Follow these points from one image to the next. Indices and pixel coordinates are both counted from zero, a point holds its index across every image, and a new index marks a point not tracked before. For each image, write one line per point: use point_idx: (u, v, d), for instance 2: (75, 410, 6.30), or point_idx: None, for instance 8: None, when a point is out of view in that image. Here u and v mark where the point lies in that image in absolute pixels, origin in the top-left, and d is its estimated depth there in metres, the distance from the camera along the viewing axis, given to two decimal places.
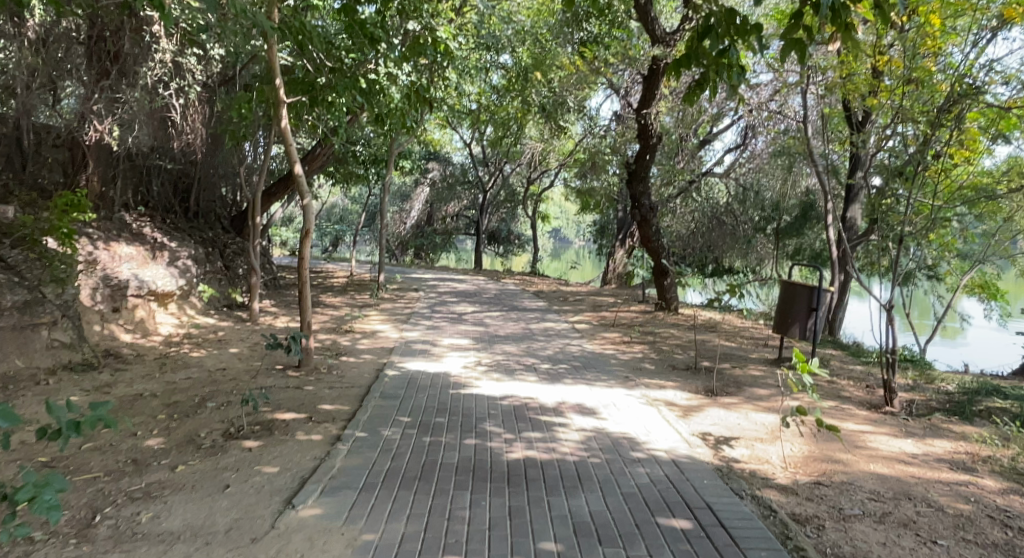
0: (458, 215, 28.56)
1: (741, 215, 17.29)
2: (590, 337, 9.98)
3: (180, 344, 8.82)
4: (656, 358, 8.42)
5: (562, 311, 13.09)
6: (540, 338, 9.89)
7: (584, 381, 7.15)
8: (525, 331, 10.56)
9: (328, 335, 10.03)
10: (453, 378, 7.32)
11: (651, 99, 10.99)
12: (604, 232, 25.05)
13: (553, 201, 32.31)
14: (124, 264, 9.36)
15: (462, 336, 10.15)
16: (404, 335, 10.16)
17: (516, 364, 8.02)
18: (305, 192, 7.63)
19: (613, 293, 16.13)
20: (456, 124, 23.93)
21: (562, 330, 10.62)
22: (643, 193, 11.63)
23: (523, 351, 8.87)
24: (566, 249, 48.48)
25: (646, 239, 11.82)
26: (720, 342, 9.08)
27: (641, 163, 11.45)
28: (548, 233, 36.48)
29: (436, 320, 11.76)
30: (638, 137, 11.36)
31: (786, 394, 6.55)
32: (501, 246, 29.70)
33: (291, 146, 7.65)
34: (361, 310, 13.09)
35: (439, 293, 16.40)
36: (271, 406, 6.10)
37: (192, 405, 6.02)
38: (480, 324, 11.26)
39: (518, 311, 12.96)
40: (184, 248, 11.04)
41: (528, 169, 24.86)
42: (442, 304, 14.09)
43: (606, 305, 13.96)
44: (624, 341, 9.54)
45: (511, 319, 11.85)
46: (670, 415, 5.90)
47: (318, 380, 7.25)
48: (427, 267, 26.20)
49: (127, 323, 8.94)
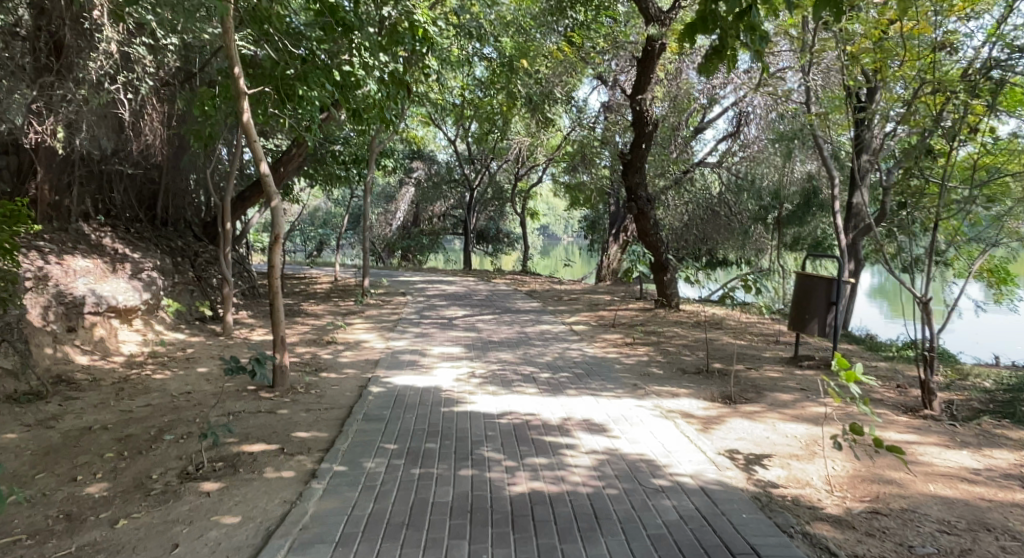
0: (445, 215, 27.86)
1: (737, 205, 16.66)
2: (590, 339, 9.32)
3: (144, 364, 8.11)
4: (663, 360, 7.76)
5: (557, 312, 12.44)
6: (536, 343, 9.20)
7: (588, 392, 6.48)
8: (519, 336, 9.87)
9: (307, 348, 9.32)
10: (444, 394, 6.62)
11: (646, 85, 10.33)
12: (595, 227, 24.41)
13: (542, 197, 31.63)
14: (80, 279, 8.67)
15: (453, 344, 9.45)
16: (391, 345, 9.46)
17: (513, 374, 7.34)
18: (274, 193, 6.84)
19: (608, 291, 15.52)
20: (439, 121, 23.25)
21: (560, 333, 9.95)
22: (639, 184, 10.97)
23: (519, 358, 8.18)
24: (557, 245, 47.85)
25: (644, 232, 11.14)
26: (730, 341, 8.45)
27: (637, 154, 10.77)
28: (538, 229, 35.83)
29: (424, 326, 11.05)
30: (633, 126, 10.67)
31: (814, 398, 5.91)
32: (489, 245, 29.02)
33: (256, 143, 6.85)
34: (345, 318, 12.37)
35: (428, 297, 15.69)
36: (238, 436, 5.40)
37: (146, 438, 5.32)
38: (471, 330, 10.57)
39: (511, 313, 12.29)
40: (149, 259, 10.32)
41: (515, 165, 24.17)
42: (432, 309, 13.39)
43: (603, 303, 13.34)
44: (626, 343, 8.87)
45: (504, 323, 11.17)
46: (689, 429, 5.24)
47: (293, 401, 6.55)
48: (414, 269, 25.53)
49: (84, 343, 8.22)
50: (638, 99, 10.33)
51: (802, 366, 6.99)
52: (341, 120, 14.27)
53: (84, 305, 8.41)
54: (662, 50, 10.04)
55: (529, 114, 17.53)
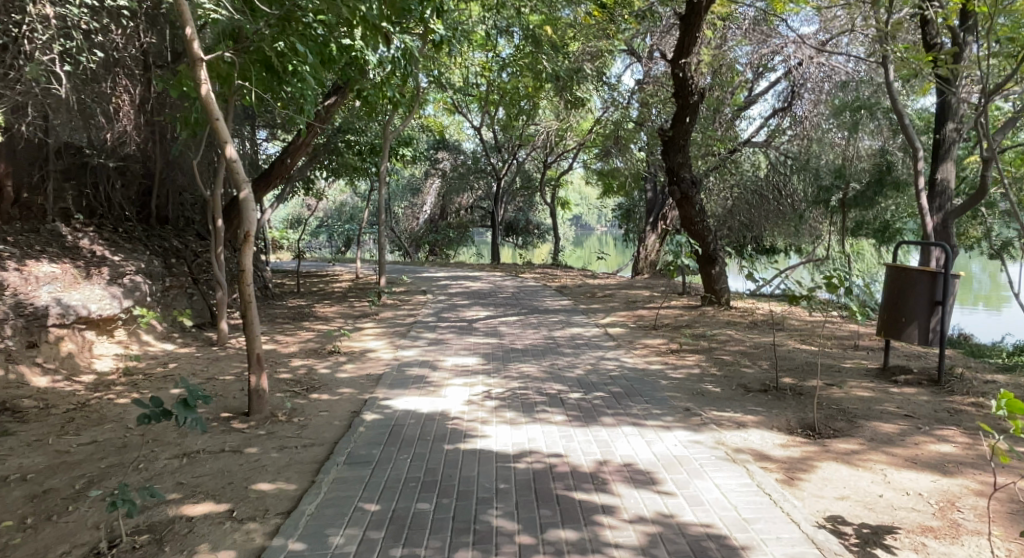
0: (473, 207, 26.67)
1: (788, 189, 14.88)
2: (629, 348, 7.98)
3: (113, 385, 7.05)
4: (720, 375, 6.37)
5: (591, 312, 11.10)
6: (566, 352, 7.88)
7: (629, 419, 5.16)
8: (546, 343, 8.57)
9: (304, 360, 8.16)
10: (451, 424, 5.35)
11: (690, 46, 8.90)
12: (630, 216, 22.94)
13: (573, 185, 30.20)
14: (44, 287, 7.66)
15: (469, 354, 8.19)
16: (399, 356, 8.24)
17: (536, 395, 6.04)
18: (242, 182, 5.62)
19: (648, 285, 14.15)
20: (463, 106, 22.02)
21: (593, 338, 8.63)
22: (684, 164, 9.54)
23: (545, 373, 6.88)
24: (591, 236, 46.28)
25: (689, 220, 9.71)
26: (799, 347, 7.03)
27: (680, 130, 9.34)
28: (570, 219, 34.40)
29: (440, 331, 9.81)
30: (674, 95, 9.26)
31: (929, 431, 4.50)
32: (519, 237, 27.72)
33: (218, 122, 5.62)
34: (355, 322, 11.22)
35: (449, 296, 14.47)
36: (182, 492, 4.25)
37: (66, 495, 4.20)
38: (493, 335, 9.31)
39: (539, 315, 11.00)
40: (131, 262, 9.27)
41: (544, 153, 22.85)
42: (453, 310, 12.17)
43: (642, 301, 11.96)
44: (672, 351, 7.51)
45: (531, 326, 9.88)
46: (769, 480, 3.90)
47: (268, 435, 5.35)
48: (440, 264, 24.38)
49: (47, 361, 7.20)
50: (679, 68, 8.99)
51: (898, 381, 5.55)
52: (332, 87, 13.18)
53: (47, 316, 7.39)
54: (710, 3, 8.62)
55: (558, 95, 16.23)
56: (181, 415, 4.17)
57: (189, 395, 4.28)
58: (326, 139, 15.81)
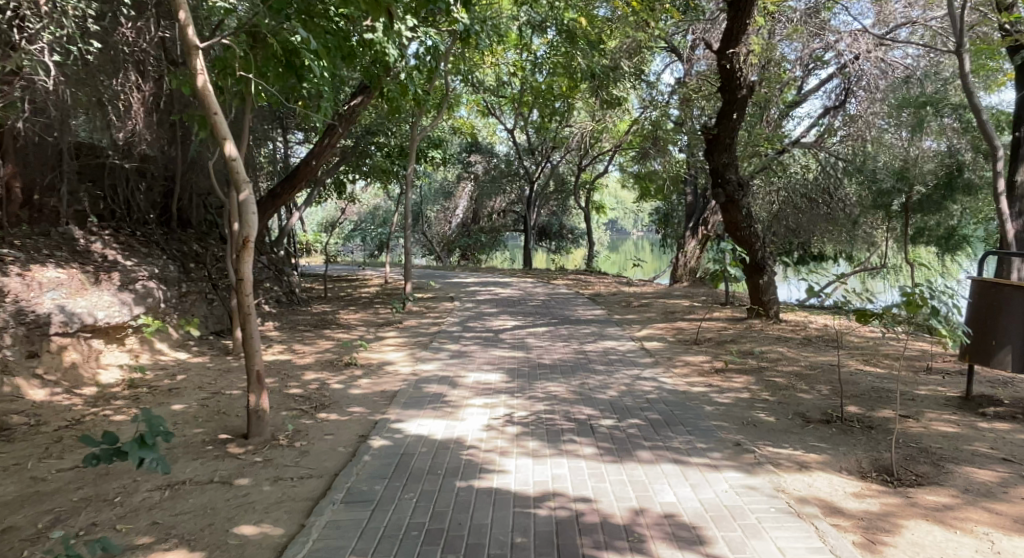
0: (506, 211, 26.19)
1: (840, 192, 14.09)
2: (668, 367, 7.28)
3: (114, 399, 6.60)
4: (772, 400, 5.65)
5: (626, 323, 10.42)
6: (598, 371, 7.23)
7: (670, 454, 4.50)
8: (577, 359, 7.93)
9: (318, 374, 7.64)
10: (467, 454, 4.75)
11: (738, 36, 8.21)
12: (668, 221, 22.18)
13: (608, 190, 29.52)
14: (47, 293, 7.29)
15: (493, 370, 7.59)
16: (418, 370, 7.68)
17: (563, 420, 5.41)
18: (242, 183, 5.13)
19: (687, 294, 13.40)
20: (496, 107, 21.56)
21: (628, 354, 7.96)
22: (730, 164, 8.84)
23: (574, 395, 6.24)
24: (626, 240, 45.37)
25: (734, 225, 8.98)
26: (861, 368, 6.27)
27: (725, 128, 8.64)
28: (605, 224, 33.62)
29: (464, 343, 9.24)
30: (720, 89, 8.55)
31: None
32: (552, 242, 27.08)
33: (217, 117, 5.14)
34: (378, 331, 10.73)
35: (477, 303, 13.91)
36: (154, 536, 3.73)
37: (25, 536, 3.74)
38: (520, 349, 8.70)
39: (570, 325, 10.35)
40: (145, 267, 8.86)
41: (578, 155, 22.22)
42: (479, 318, 11.59)
43: (680, 312, 11.24)
44: (716, 370, 6.80)
45: (561, 338, 9.25)
46: (842, 545, 3.22)
47: (265, 462, 4.82)
48: (472, 268, 23.90)
49: (48, 372, 6.80)
50: (725, 61, 8.33)
51: (986, 414, 4.79)
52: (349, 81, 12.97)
53: (49, 324, 7.01)
54: None
55: (593, 95, 15.63)
56: (133, 455, 3.62)
57: (147, 431, 3.73)
58: (353, 141, 15.45)
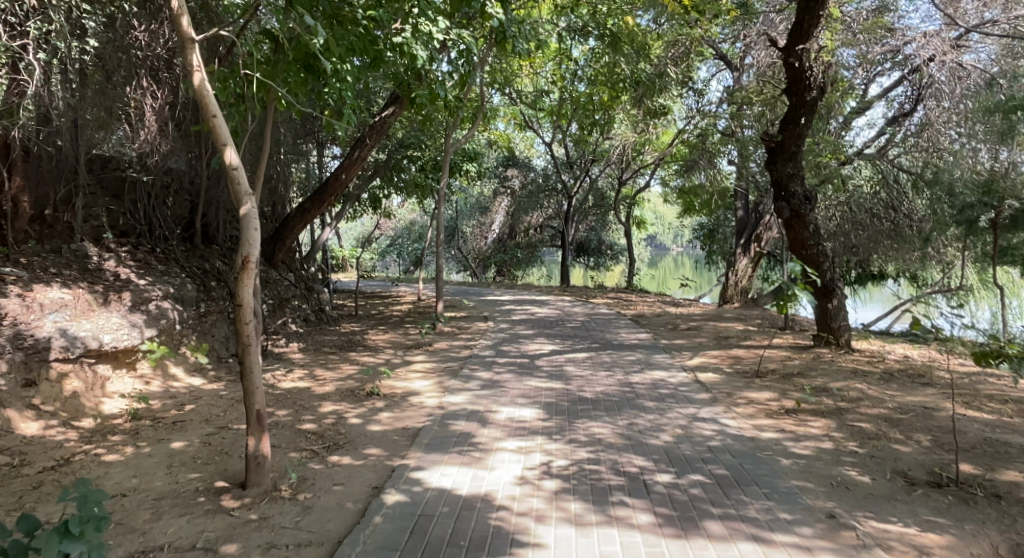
0: (543, 226, 25.51)
1: (906, 206, 13.35)
2: (728, 407, 6.43)
3: (113, 433, 5.99)
4: (860, 455, 4.83)
5: (675, 351, 9.56)
6: (647, 410, 6.42)
7: (748, 531, 3.70)
8: (623, 393, 7.13)
9: (338, 405, 6.97)
10: (497, 517, 4.01)
11: (808, 34, 7.46)
12: (712, 237, 21.22)
13: (648, 205, 28.61)
14: (49, 315, 6.74)
15: (529, 406, 6.83)
16: (447, 404, 6.96)
17: (610, 473, 4.63)
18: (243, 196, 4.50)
19: (739, 318, 12.45)
20: (534, 118, 20.90)
21: (681, 389, 7.14)
22: (795, 175, 8.04)
23: (622, 440, 5.46)
24: (666, 256, 44.19)
25: (799, 242, 8.23)
26: (962, 415, 5.40)
27: (790, 133, 7.85)
28: (646, 239, 32.65)
29: (497, 372, 8.51)
30: (787, 91, 7.77)
31: None
32: (591, 258, 26.20)
33: (217, 122, 4.51)
34: (406, 355, 10.08)
35: (513, 323, 13.19)
36: None
37: None
38: (559, 380, 7.92)
39: (613, 352, 9.54)
40: (159, 286, 8.30)
41: (619, 169, 21.40)
42: (515, 342, 10.86)
43: (732, 338, 10.34)
44: (787, 411, 6.03)
45: (603, 368, 8.46)
46: None
47: (261, 521, 4.15)
48: (507, 285, 23.19)
49: (45, 403, 6.22)
50: (793, 59, 7.53)
51: None
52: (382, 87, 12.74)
53: (49, 350, 6.44)
54: None
55: (637, 104, 14.86)
56: (49, 550, 3.16)
57: (71, 521, 3.29)
58: (387, 155, 14.96)
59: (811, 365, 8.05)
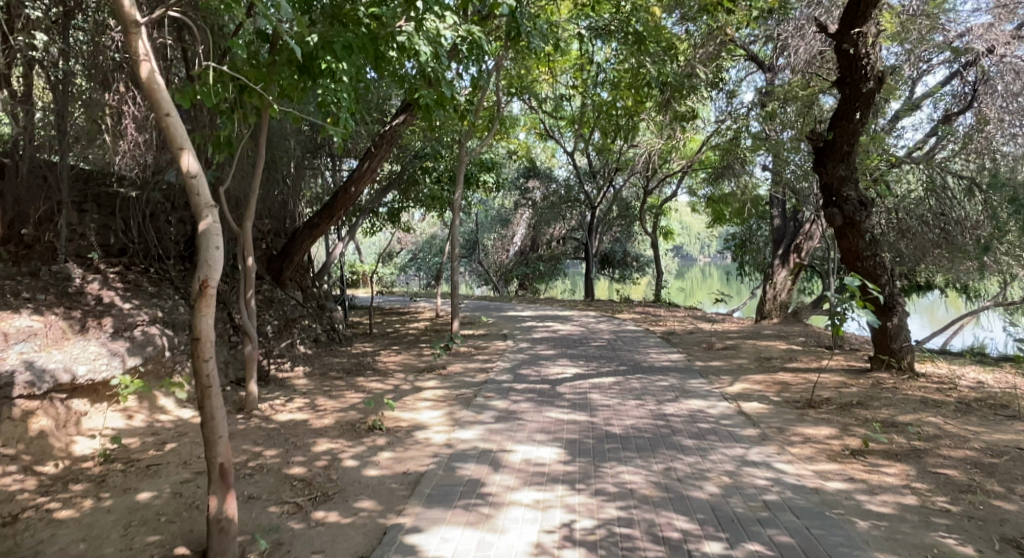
0: (566, 238, 24.68)
1: (958, 214, 12.17)
2: (779, 448, 5.57)
3: (79, 478, 5.28)
4: (954, 515, 4.17)
5: (711, 375, 8.65)
6: (685, 451, 5.57)
7: None
8: (656, 427, 6.33)
9: (337, 441, 6.28)
10: None
11: (862, 21, 6.79)
12: (745, 247, 20.18)
13: (674, 215, 27.61)
14: (14, 346, 6.07)
15: (550, 443, 6.02)
16: (458, 440, 6.23)
17: (646, 541, 4.01)
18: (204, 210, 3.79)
19: (781, 336, 11.48)
20: (555, 125, 20.15)
21: (724, 424, 6.33)
22: (848, 178, 7.35)
23: (658, 492, 4.72)
24: (691, 266, 43.01)
25: (853, 253, 7.47)
26: None
27: (843, 129, 7.16)
28: (671, 250, 31.67)
29: (516, 401, 7.70)
30: (838, 84, 7.11)
31: None
32: (615, 271, 25.28)
33: (174, 124, 3.80)
34: (416, 381, 9.31)
35: (534, 342, 12.43)
36: None
37: None
38: (583, 411, 7.09)
39: (643, 376, 8.71)
40: (146, 310, 7.56)
41: (644, 178, 20.52)
42: (536, 363, 10.10)
43: (774, 360, 9.41)
44: (851, 452, 5.41)
45: (633, 396, 7.67)
46: None
47: None
48: (529, 299, 22.38)
49: (6, 445, 5.50)
50: (847, 45, 6.83)
51: None
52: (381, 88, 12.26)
53: (13, 386, 5.66)
54: None
55: (665, 108, 14.00)
56: None
57: None
58: (402, 165, 14.36)
59: (869, 393, 7.12)
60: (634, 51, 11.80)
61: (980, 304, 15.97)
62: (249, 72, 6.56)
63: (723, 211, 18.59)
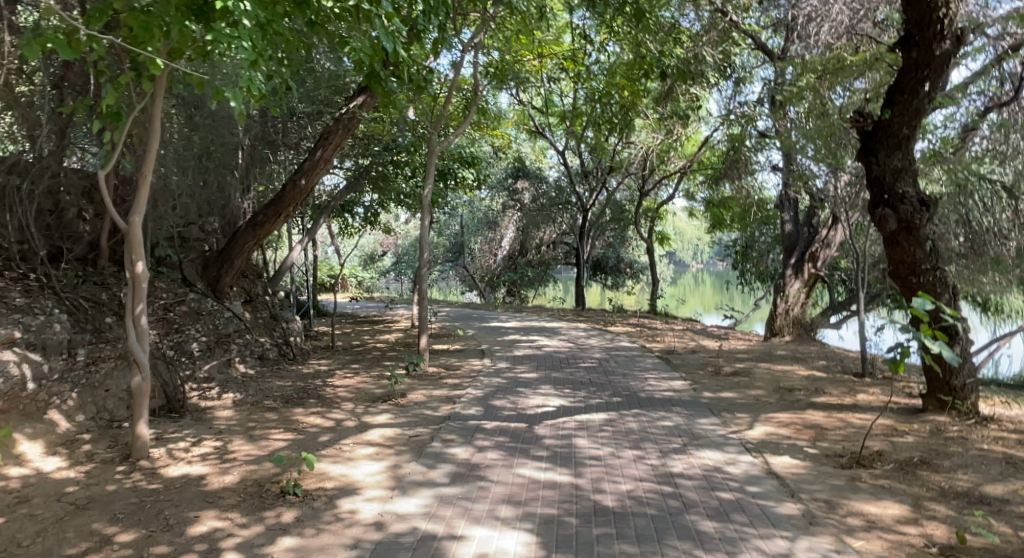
0: (556, 242, 23.00)
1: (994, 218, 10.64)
2: (837, 541, 3.97)
3: None
4: None
5: (725, 413, 7.00)
6: (702, 545, 3.97)
7: None
8: (662, 498, 4.71)
9: (229, 515, 4.63)
10: None
11: None
12: (747, 254, 18.55)
13: (671, 219, 25.95)
14: None
15: (517, 524, 4.40)
16: (391, 516, 4.58)
17: None
18: None
19: (799, 359, 9.86)
20: (545, 119, 18.55)
21: (753, 494, 4.71)
22: (904, 170, 6.02)
23: None
24: (686, 272, 41.41)
25: (910, 263, 5.97)
26: None
27: (904, 106, 5.91)
28: (666, 256, 30.09)
29: (480, 449, 6.03)
30: (901, 48, 5.90)
31: None
32: (607, 278, 23.64)
33: None
34: (365, 413, 7.63)
35: (514, 361, 10.75)
36: None
37: None
38: (564, 468, 5.44)
39: (641, 412, 7.07)
40: None
41: (640, 179, 18.88)
42: (513, 391, 8.44)
43: (798, 392, 7.77)
44: (940, 551, 3.81)
45: (630, 443, 6.02)
46: None
47: None
48: (515, 307, 20.71)
49: None
50: None
51: None
52: (338, 59, 10.43)
53: None
54: None
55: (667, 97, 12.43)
56: None
57: None
58: (369, 160, 12.72)
59: (933, 446, 5.49)
60: (635, 25, 10.23)
61: (1011, 320, 14.36)
62: (128, 19, 5.06)
63: (723, 214, 16.97)
